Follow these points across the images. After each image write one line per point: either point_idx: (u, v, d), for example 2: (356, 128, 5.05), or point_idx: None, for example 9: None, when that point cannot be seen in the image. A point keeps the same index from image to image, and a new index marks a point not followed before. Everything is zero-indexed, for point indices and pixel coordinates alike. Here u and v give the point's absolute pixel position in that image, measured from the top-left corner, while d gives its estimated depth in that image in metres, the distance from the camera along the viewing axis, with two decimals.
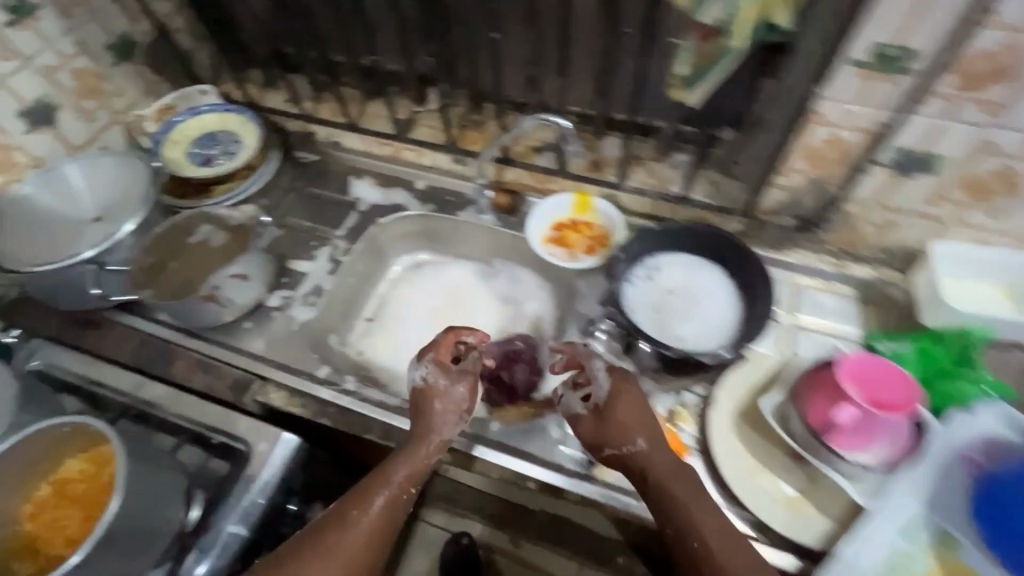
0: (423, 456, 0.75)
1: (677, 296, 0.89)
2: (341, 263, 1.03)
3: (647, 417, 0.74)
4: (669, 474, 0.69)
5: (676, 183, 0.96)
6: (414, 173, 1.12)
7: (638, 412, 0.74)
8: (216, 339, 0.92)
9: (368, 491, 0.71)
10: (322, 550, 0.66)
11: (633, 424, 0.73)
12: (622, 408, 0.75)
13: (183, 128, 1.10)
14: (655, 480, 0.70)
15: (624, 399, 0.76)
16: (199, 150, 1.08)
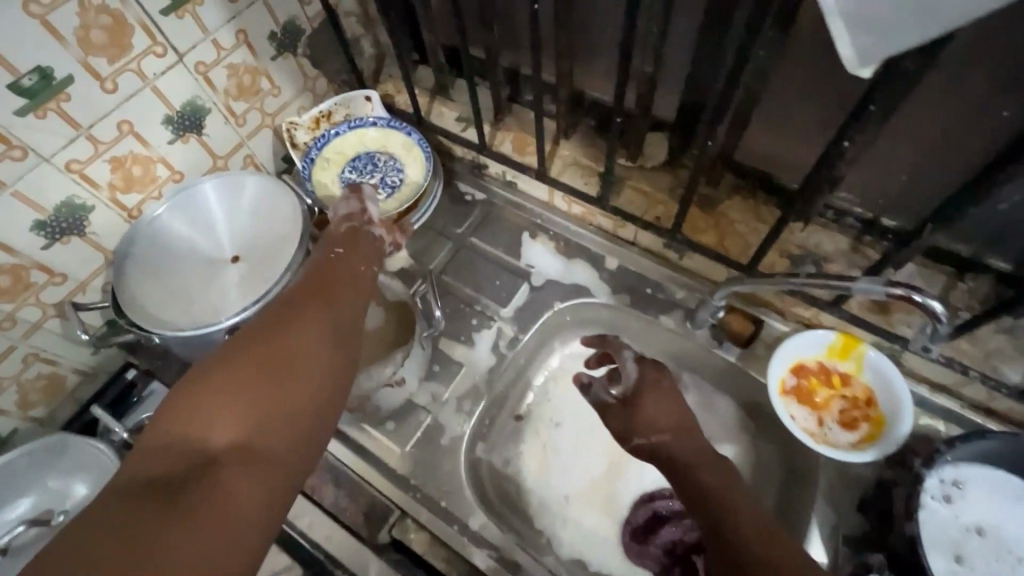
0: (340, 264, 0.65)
1: (991, 543, 0.62)
2: (505, 357, 0.82)
3: (680, 414, 0.66)
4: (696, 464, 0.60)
5: (1012, 365, 0.66)
6: (606, 246, 0.87)
7: (668, 410, 0.66)
8: (352, 437, 0.75)
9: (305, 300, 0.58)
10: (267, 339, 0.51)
11: (663, 425, 0.65)
12: (647, 404, 0.67)
13: (339, 144, 0.90)
14: (686, 470, 0.60)
15: (654, 390, 0.68)
16: (353, 178, 0.89)
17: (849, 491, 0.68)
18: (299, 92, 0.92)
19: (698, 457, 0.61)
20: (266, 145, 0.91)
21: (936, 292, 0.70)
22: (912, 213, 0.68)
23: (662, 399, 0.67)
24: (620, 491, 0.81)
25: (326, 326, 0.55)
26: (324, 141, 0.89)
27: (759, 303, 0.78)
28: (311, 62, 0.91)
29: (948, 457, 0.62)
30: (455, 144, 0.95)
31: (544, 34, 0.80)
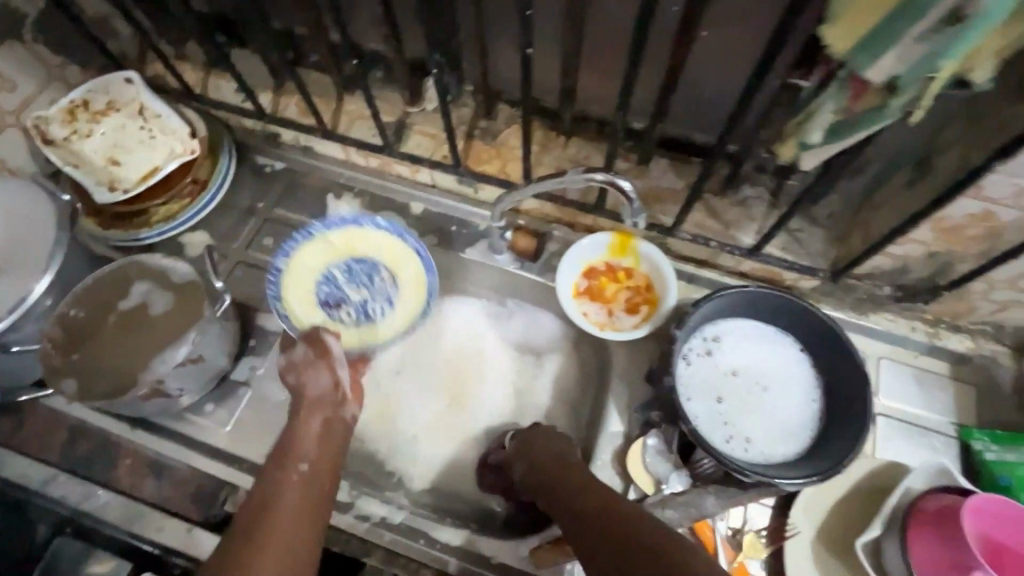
0: (291, 469, 0.60)
1: (745, 380, 0.72)
2: (321, 318, 0.82)
3: (563, 449, 0.64)
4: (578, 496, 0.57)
5: (745, 230, 0.77)
6: (407, 193, 0.89)
7: (558, 450, 0.64)
8: (170, 427, 0.74)
9: (272, 497, 0.57)
10: (272, 500, 0.57)
11: (541, 458, 0.64)
12: (540, 442, 0.66)
13: (315, 238, 0.81)
14: (566, 496, 0.58)
15: (537, 441, 0.66)
16: (337, 279, 0.81)
17: (639, 366, 0.78)
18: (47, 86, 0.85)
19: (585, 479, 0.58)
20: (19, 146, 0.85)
21: (683, 179, 0.79)
22: (645, 112, 0.75)
23: (545, 438, 0.66)
24: (459, 422, 0.83)
25: (312, 478, 0.60)
26: (284, 253, 0.80)
27: (548, 218, 0.85)
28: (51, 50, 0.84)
29: (699, 317, 0.72)
30: (240, 117, 0.92)
31: None
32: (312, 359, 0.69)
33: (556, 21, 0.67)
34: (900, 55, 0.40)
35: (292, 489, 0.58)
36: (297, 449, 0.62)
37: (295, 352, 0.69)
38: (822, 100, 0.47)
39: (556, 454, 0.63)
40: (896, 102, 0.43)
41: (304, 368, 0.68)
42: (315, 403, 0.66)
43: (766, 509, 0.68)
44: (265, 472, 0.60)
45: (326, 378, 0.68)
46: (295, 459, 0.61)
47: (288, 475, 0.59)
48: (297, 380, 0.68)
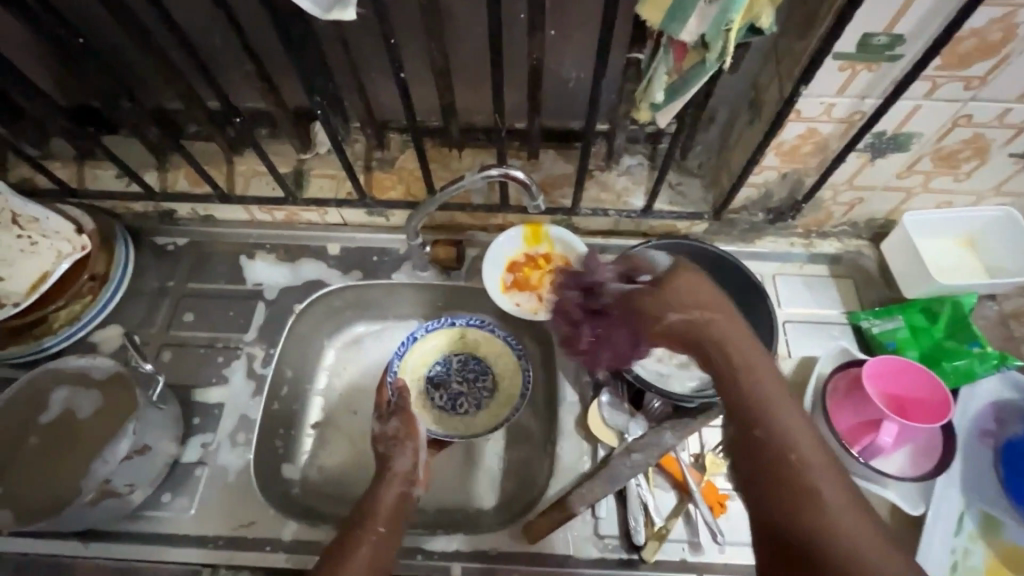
0: (371, 530, 0.63)
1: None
2: (264, 377, 0.81)
3: (705, 290, 0.45)
4: (695, 307, 0.45)
5: (635, 194, 0.85)
6: (322, 236, 0.91)
7: (698, 295, 0.46)
8: (128, 530, 0.70)
9: (346, 553, 0.59)
10: (350, 554, 0.59)
11: (679, 311, 0.45)
12: (670, 293, 0.46)
13: (454, 329, 0.88)
14: (700, 326, 0.45)
15: (676, 289, 0.46)
16: (451, 365, 0.88)
17: None
18: None
19: (715, 314, 0.45)
20: None
21: (572, 163, 0.87)
22: (523, 111, 0.83)
23: (691, 282, 0.46)
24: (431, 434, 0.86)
25: (390, 536, 0.63)
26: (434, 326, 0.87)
27: (462, 227, 0.90)
28: None
29: None
30: (128, 202, 0.89)
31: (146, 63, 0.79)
32: (399, 437, 0.75)
33: (421, 47, 0.73)
34: (701, 17, 0.48)
35: (365, 548, 0.61)
36: (374, 513, 0.65)
37: (388, 425, 0.76)
38: (656, 64, 0.55)
39: (674, 271, 0.48)
40: (708, 55, 0.52)
41: (393, 445, 0.74)
42: (396, 477, 0.71)
43: (717, 428, 0.77)
44: (343, 534, 0.63)
45: (411, 459, 0.73)
46: (377, 521, 0.64)
47: (366, 534, 0.62)
48: (384, 453, 0.73)
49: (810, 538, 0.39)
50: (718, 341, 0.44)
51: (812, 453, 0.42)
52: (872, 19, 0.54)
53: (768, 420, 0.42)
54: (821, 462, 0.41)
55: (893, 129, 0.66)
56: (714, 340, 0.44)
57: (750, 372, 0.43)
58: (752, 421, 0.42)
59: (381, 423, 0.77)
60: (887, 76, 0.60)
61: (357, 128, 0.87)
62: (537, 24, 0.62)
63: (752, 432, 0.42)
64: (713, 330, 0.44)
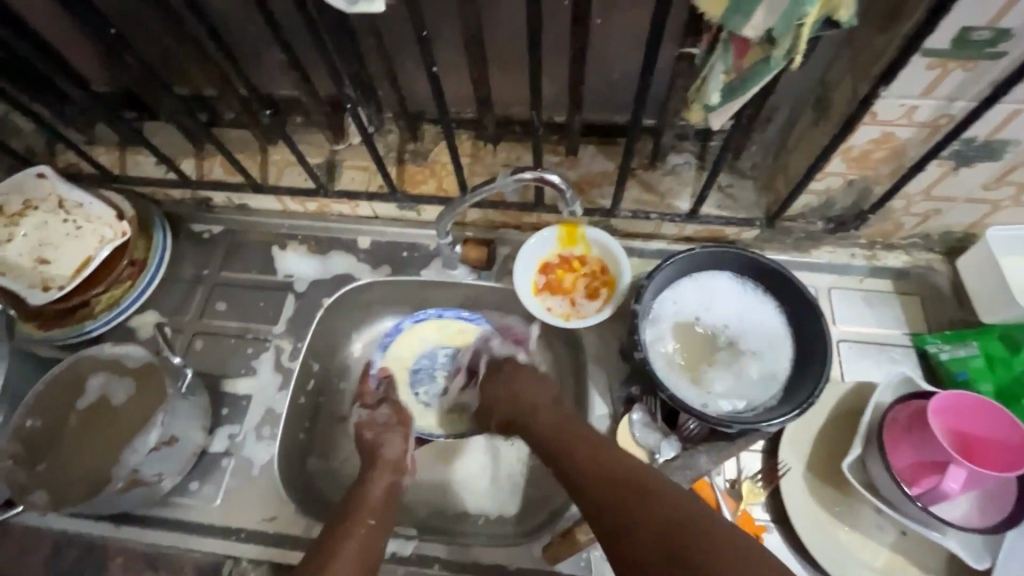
0: (358, 524, 0.63)
1: (732, 328, 0.74)
2: (292, 370, 0.81)
3: (534, 384, 0.73)
4: (543, 411, 0.68)
5: (681, 196, 0.80)
6: (352, 229, 0.89)
7: (507, 391, 0.73)
8: (157, 515, 0.72)
9: (335, 549, 0.61)
10: (338, 548, 0.61)
11: (503, 402, 0.73)
12: (490, 398, 0.75)
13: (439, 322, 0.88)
14: (558, 436, 0.64)
15: (502, 373, 0.77)
16: (437, 359, 0.87)
17: (610, 348, 0.80)
18: None
19: (552, 427, 0.66)
20: None
21: (613, 161, 0.81)
22: (563, 105, 0.78)
23: (508, 381, 0.75)
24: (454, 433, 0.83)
25: (379, 531, 0.64)
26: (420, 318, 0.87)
27: (495, 225, 0.87)
28: None
29: (658, 282, 0.73)
30: (166, 189, 0.90)
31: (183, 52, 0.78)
32: (389, 424, 0.77)
33: (456, 36, 0.69)
34: (769, 10, 0.43)
35: (353, 540, 0.62)
36: (360, 506, 0.66)
37: (377, 413, 0.79)
38: (711, 62, 0.50)
39: (509, 369, 0.77)
40: (774, 53, 0.46)
41: (383, 430, 0.76)
42: (386, 464, 0.72)
43: (757, 454, 0.71)
44: (334, 524, 0.64)
45: (400, 448, 0.74)
46: (366, 514, 0.65)
47: (354, 527, 0.63)
48: (375, 439, 0.74)
49: (667, 545, 0.50)
50: (579, 461, 0.60)
51: (657, 500, 0.53)
52: (974, 11, 0.46)
53: (625, 502, 0.54)
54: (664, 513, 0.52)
55: (986, 136, 0.58)
56: (586, 455, 0.60)
57: (597, 458, 0.60)
58: (572, 466, 0.60)
59: (369, 411, 0.79)
60: (985, 76, 0.52)
61: (390, 119, 0.85)
62: (580, 13, 0.57)
63: (625, 504, 0.54)
64: (582, 451, 0.61)
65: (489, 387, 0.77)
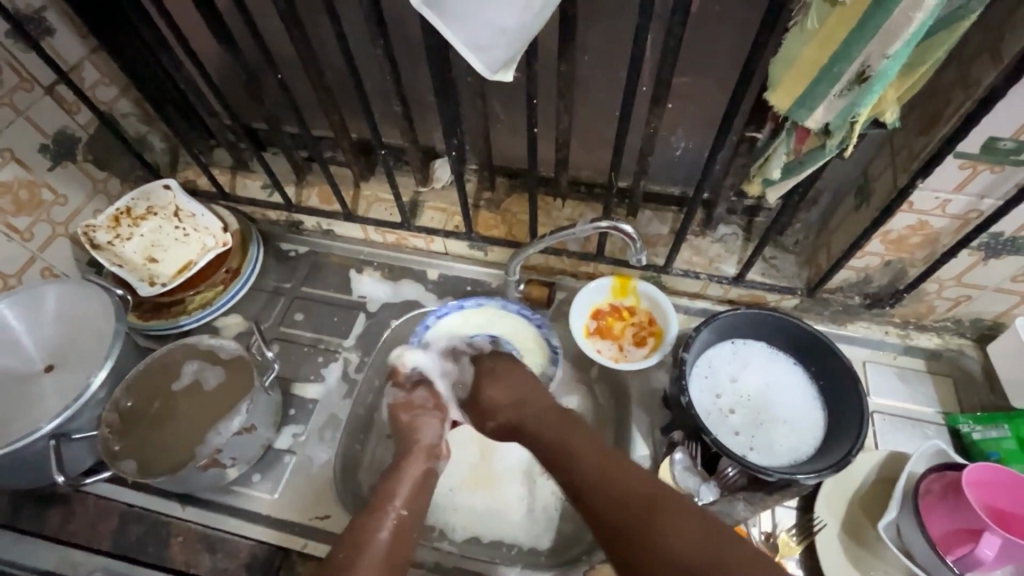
0: (390, 512, 0.67)
1: (757, 395, 0.80)
2: (356, 382, 0.88)
3: (536, 395, 0.78)
4: (547, 428, 0.74)
5: (728, 261, 0.88)
6: (425, 261, 0.98)
7: (510, 390, 0.80)
8: (221, 501, 0.78)
9: (366, 536, 0.64)
10: (364, 535, 0.64)
11: (502, 403, 0.79)
12: (489, 395, 0.81)
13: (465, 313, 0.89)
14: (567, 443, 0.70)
15: (511, 372, 0.81)
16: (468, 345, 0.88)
17: (653, 394, 0.86)
18: (92, 196, 0.94)
19: (552, 431, 0.73)
20: (65, 253, 0.92)
21: (668, 225, 0.91)
22: (629, 171, 0.88)
23: (495, 376, 0.82)
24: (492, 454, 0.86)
25: (415, 514, 0.69)
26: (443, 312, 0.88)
27: (554, 271, 0.96)
28: (97, 165, 0.93)
29: (703, 337, 0.79)
30: (267, 209, 1.01)
31: (308, 97, 0.92)
32: (425, 407, 0.81)
33: (548, 104, 0.81)
34: (829, 107, 0.52)
35: (385, 532, 0.65)
36: (395, 495, 0.69)
37: (414, 395, 0.82)
38: (776, 144, 0.60)
39: (488, 377, 0.83)
40: (828, 143, 0.56)
41: (418, 413, 0.80)
42: (421, 450, 0.75)
43: (791, 509, 0.75)
44: (365, 510, 0.68)
45: (435, 432, 0.78)
46: (395, 502, 0.69)
47: (386, 515, 0.67)
48: (411, 423, 0.78)
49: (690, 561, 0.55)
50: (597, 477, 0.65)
51: (672, 524, 0.58)
52: (999, 125, 0.56)
53: (653, 522, 0.59)
54: (682, 536, 0.57)
55: (1012, 231, 0.66)
56: (605, 475, 0.65)
57: (603, 470, 0.65)
58: (576, 473, 0.67)
59: (404, 393, 0.83)
60: (1010, 179, 0.60)
61: (472, 170, 0.96)
62: (662, 97, 0.68)
63: (644, 525, 0.59)
64: (598, 467, 0.66)
65: (483, 382, 0.83)
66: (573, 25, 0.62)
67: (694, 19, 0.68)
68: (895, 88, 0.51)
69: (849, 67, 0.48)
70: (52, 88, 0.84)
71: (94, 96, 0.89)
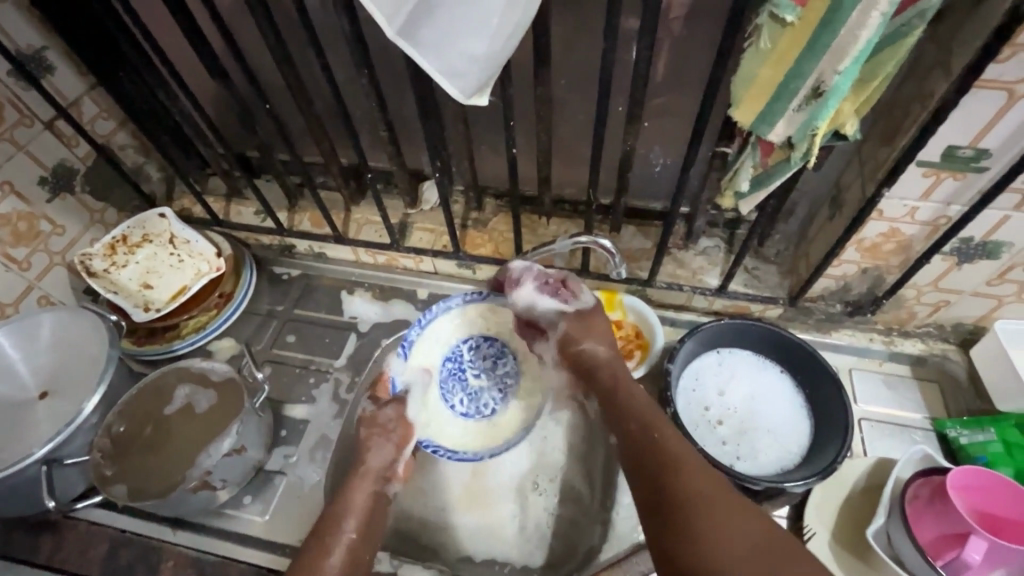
0: (340, 537, 0.65)
1: (744, 405, 0.80)
2: (347, 402, 0.89)
3: (649, 409, 0.66)
4: (646, 433, 0.63)
5: (711, 273, 0.89)
6: (414, 281, 1.00)
7: (616, 370, 0.73)
8: (212, 524, 0.79)
9: (317, 563, 0.62)
10: (312, 565, 0.62)
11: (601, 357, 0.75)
12: (591, 350, 0.76)
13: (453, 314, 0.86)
14: (660, 457, 0.60)
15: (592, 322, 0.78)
16: (462, 358, 0.86)
17: None
18: (88, 226, 0.97)
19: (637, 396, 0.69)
20: (62, 282, 0.94)
21: (651, 239, 0.92)
22: (610, 188, 0.91)
23: (602, 337, 0.76)
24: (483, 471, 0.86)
25: (365, 544, 0.66)
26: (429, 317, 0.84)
27: None
28: (94, 196, 0.96)
29: (689, 348, 0.80)
30: (259, 234, 1.03)
31: (298, 125, 0.95)
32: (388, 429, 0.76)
33: (528, 126, 0.84)
34: (789, 121, 0.54)
35: (336, 558, 0.63)
36: (347, 516, 0.67)
37: (381, 411, 0.77)
38: (743, 158, 0.62)
39: (592, 331, 0.77)
40: (792, 155, 0.58)
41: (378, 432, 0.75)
42: (371, 474, 0.72)
43: (781, 519, 0.75)
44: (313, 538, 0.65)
45: (389, 455, 0.74)
46: (345, 525, 0.66)
47: (335, 541, 0.64)
48: None
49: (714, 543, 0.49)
50: (689, 516, 0.52)
51: (713, 507, 0.52)
52: (957, 134, 0.58)
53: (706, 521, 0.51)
54: (727, 528, 0.50)
55: (982, 236, 0.67)
56: (695, 500, 0.53)
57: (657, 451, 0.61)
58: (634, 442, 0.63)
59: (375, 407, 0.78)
60: (972, 186, 0.62)
61: (458, 191, 0.98)
62: (636, 116, 0.70)
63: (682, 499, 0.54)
64: (651, 443, 0.62)
65: (582, 333, 0.77)
66: (546, 50, 0.64)
67: (664, 39, 0.71)
68: (851, 101, 0.54)
69: (804, 83, 0.51)
70: (51, 123, 0.87)
71: (92, 130, 0.93)
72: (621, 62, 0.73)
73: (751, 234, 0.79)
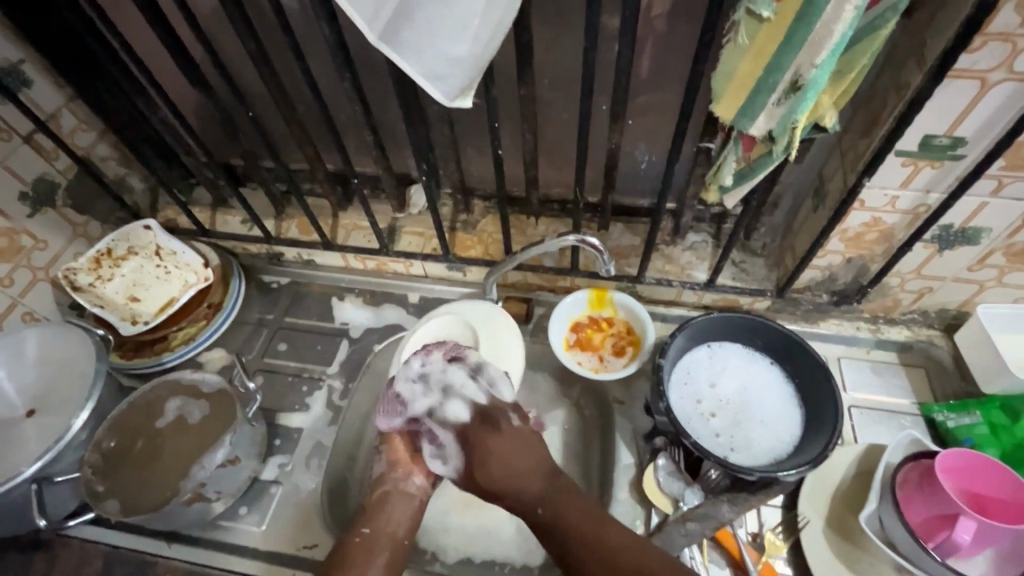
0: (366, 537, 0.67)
1: (736, 398, 0.81)
2: (341, 409, 0.88)
3: (530, 460, 0.66)
4: (540, 504, 0.64)
5: (699, 268, 0.90)
6: (405, 285, 1.00)
7: (515, 446, 0.67)
8: (206, 536, 0.78)
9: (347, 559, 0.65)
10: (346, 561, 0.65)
11: (497, 455, 0.66)
12: (495, 453, 0.66)
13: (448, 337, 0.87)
14: (565, 526, 0.62)
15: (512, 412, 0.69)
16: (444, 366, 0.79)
17: (634, 402, 0.87)
18: (72, 240, 0.95)
19: (524, 472, 0.65)
20: (46, 297, 0.93)
21: (639, 236, 0.93)
22: (597, 187, 0.91)
23: (508, 433, 0.68)
24: None
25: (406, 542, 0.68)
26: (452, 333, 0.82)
27: (532, 286, 0.98)
28: (76, 209, 0.95)
29: (679, 344, 0.81)
30: (247, 243, 1.02)
31: (282, 132, 0.95)
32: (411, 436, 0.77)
33: (514, 127, 0.84)
34: (770, 114, 0.55)
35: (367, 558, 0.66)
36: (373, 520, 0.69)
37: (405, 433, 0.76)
38: (726, 153, 0.63)
39: (500, 434, 0.68)
40: (774, 148, 0.59)
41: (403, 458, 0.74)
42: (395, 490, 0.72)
43: (776, 508, 0.76)
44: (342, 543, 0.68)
45: None
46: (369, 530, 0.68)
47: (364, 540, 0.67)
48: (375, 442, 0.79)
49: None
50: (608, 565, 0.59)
51: None
52: (933, 124, 0.59)
53: None
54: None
55: (961, 223, 0.69)
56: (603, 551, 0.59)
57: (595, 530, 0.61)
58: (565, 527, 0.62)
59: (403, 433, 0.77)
60: (950, 174, 0.63)
61: (446, 194, 0.98)
62: (620, 114, 0.70)
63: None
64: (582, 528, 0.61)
65: (491, 436, 0.68)
66: (529, 54, 0.65)
67: (644, 39, 0.72)
68: (829, 94, 0.54)
69: (783, 77, 0.51)
70: (30, 137, 0.86)
71: (72, 142, 0.91)
72: (602, 62, 0.74)
73: (737, 227, 0.80)
